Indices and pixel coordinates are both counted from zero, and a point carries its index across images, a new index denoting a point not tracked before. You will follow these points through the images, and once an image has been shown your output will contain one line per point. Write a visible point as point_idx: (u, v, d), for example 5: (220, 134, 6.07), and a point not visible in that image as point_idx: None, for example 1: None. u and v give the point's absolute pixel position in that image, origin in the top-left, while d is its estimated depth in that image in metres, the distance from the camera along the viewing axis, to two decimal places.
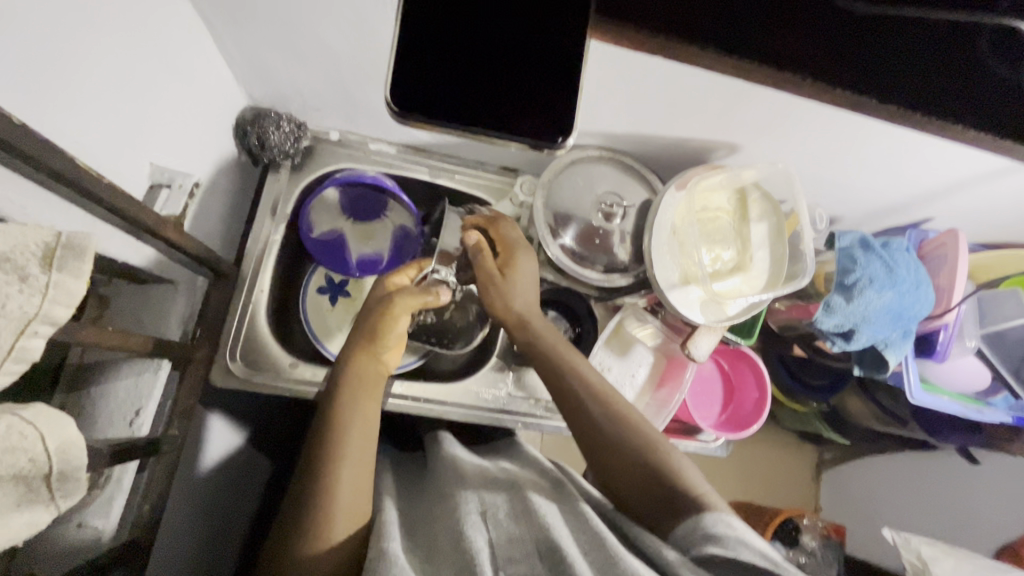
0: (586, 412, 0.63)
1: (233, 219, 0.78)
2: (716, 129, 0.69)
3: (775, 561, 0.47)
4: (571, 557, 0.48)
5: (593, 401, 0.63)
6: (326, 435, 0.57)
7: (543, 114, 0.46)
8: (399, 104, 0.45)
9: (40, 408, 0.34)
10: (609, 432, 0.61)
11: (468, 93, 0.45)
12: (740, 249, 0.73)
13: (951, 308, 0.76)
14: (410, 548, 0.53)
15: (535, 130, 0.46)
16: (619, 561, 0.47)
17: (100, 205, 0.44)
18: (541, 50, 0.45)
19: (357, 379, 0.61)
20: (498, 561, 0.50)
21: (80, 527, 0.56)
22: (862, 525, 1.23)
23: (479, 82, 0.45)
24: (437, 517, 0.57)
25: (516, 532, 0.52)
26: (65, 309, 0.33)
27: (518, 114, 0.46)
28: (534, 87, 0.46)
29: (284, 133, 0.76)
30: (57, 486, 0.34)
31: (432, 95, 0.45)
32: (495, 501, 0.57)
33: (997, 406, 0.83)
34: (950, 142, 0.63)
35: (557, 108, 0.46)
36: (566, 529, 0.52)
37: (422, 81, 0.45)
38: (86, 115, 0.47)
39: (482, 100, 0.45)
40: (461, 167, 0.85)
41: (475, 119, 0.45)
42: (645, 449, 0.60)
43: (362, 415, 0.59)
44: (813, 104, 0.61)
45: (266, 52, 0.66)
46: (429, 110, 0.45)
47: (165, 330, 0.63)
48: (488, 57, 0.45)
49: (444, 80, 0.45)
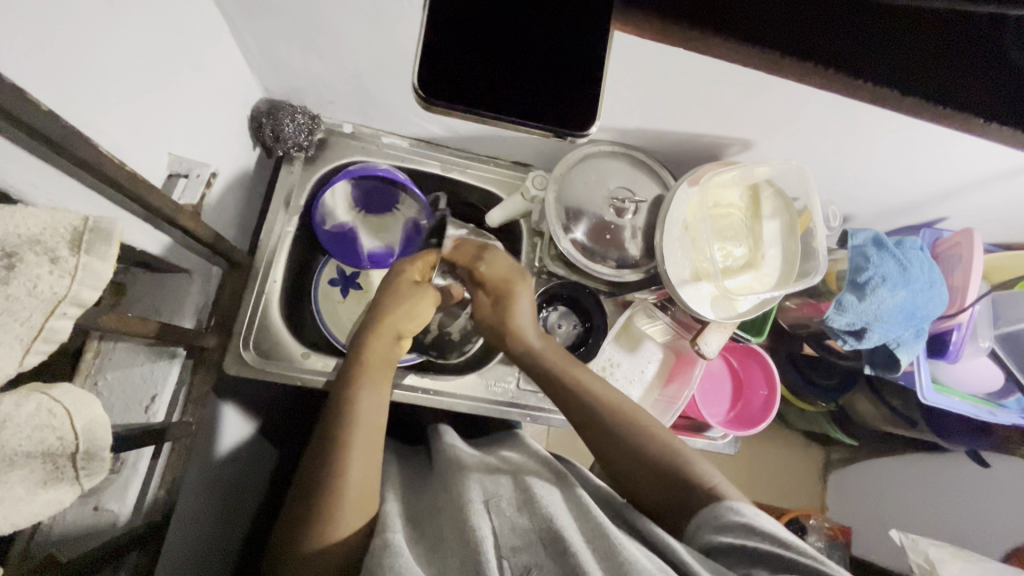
0: (601, 418, 0.63)
1: (247, 210, 0.78)
2: (729, 125, 0.69)
3: (789, 545, 0.48)
4: (574, 546, 0.48)
5: (607, 412, 0.63)
6: (336, 427, 0.58)
7: (562, 102, 0.46)
8: (426, 91, 0.45)
9: (66, 388, 0.35)
10: (608, 424, 0.63)
11: (490, 82, 0.46)
12: (751, 246, 0.73)
13: (965, 308, 0.75)
14: (416, 540, 0.54)
15: (558, 120, 0.47)
16: (622, 550, 0.48)
17: (121, 191, 0.44)
18: (551, 44, 0.45)
19: (372, 362, 0.63)
20: (501, 549, 0.50)
21: (96, 509, 0.57)
22: (870, 526, 1.23)
23: (502, 72, 0.46)
24: (441, 509, 0.57)
25: (519, 521, 0.53)
26: (93, 291, 0.33)
27: (539, 101, 0.46)
28: (548, 76, 0.46)
29: (298, 126, 0.76)
30: (81, 466, 0.35)
31: (455, 82, 0.45)
32: (498, 492, 0.57)
33: (1009, 408, 0.82)
34: (972, 138, 0.62)
35: (571, 98, 0.46)
36: (569, 519, 0.53)
37: (446, 70, 0.45)
38: (109, 101, 0.48)
39: (508, 87, 0.46)
40: (473, 161, 0.84)
41: (496, 106, 0.46)
42: (642, 439, 0.62)
43: (379, 395, 0.61)
44: (832, 97, 0.60)
45: (283, 44, 0.66)
46: (453, 99, 0.46)
47: (180, 319, 0.64)
48: (506, 46, 0.45)
49: (467, 69, 0.45)
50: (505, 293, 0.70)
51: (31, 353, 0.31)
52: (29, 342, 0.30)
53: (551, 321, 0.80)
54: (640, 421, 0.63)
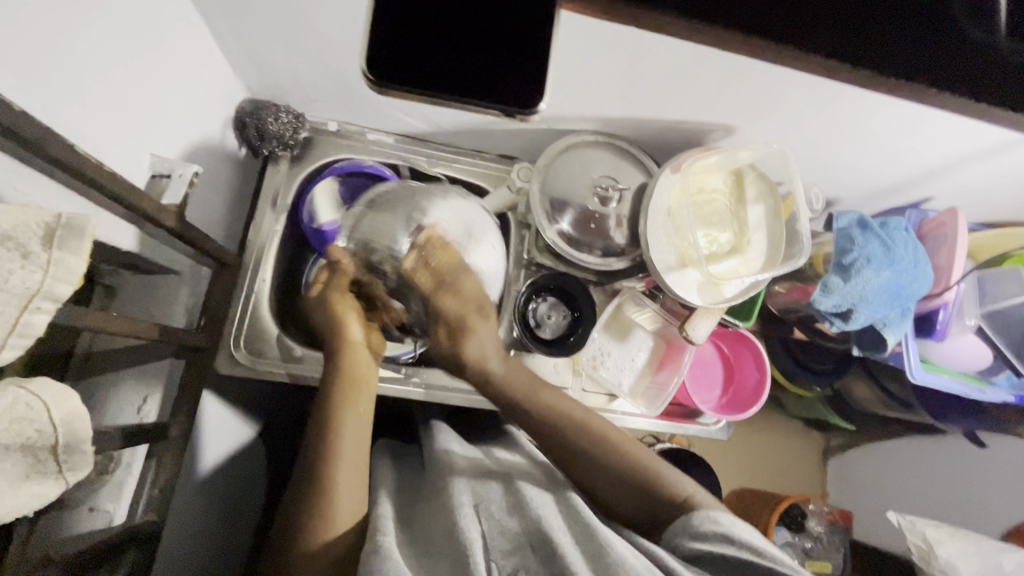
0: (587, 452, 0.62)
1: (234, 210, 0.79)
2: (710, 111, 0.69)
3: (764, 555, 0.50)
4: (562, 548, 0.49)
5: (592, 445, 0.62)
6: (327, 433, 0.59)
7: (505, 82, 0.48)
8: (375, 73, 0.47)
9: (47, 382, 0.36)
10: (586, 450, 0.62)
11: (433, 62, 0.47)
12: (736, 232, 0.73)
13: (951, 286, 0.76)
14: (406, 540, 0.54)
15: (500, 101, 0.48)
16: (610, 551, 0.49)
17: (99, 191, 0.45)
18: (494, 26, 0.47)
19: (347, 385, 0.62)
20: (491, 553, 0.51)
21: (91, 511, 0.58)
22: (869, 510, 1.23)
23: (452, 60, 0.47)
24: (431, 510, 0.57)
25: (509, 525, 0.54)
26: (67, 286, 0.34)
27: (482, 82, 0.48)
28: (490, 55, 0.47)
29: (283, 124, 0.76)
30: (63, 459, 0.35)
31: (403, 64, 0.48)
32: (489, 495, 0.57)
33: (999, 386, 0.83)
34: (951, 112, 0.62)
35: (514, 77, 0.48)
36: (559, 521, 0.53)
37: (394, 52, 0.48)
38: (83, 102, 0.47)
39: (454, 68, 0.47)
40: (458, 155, 0.84)
41: (440, 85, 0.48)
42: (619, 459, 0.61)
43: (361, 416, 0.61)
44: (809, 77, 0.60)
45: (261, 42, 0.67)
46: (400, 80, 0.48)
47: (171, 319, 0.65)
48: (451, 32, 0.47)
49: (413, 52, 0.48)
50: (467, 322, 0.65)
51: (5, 347, 0.31)
52: (5, 336, 0.31)
53: (541, 312, 0.78)
54: (624, 447, 0.62)
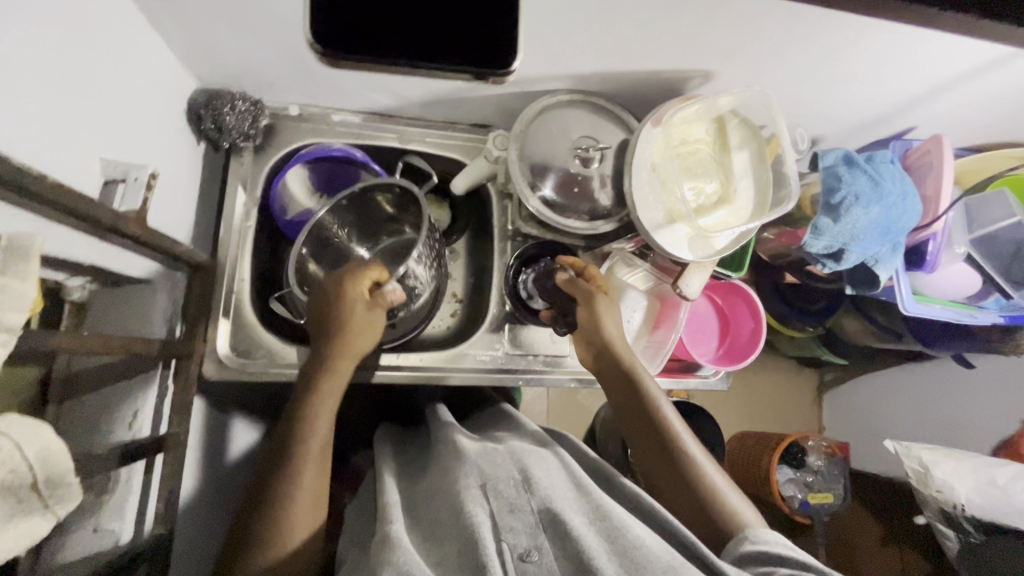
0: (669, 457, 0.64)
1: (201, 209, 0.75)
2: (688, 57, 0.66)
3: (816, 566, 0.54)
4: (575, 529, 0.50)
5: (677, 451, 0.64)
6: (300, 437, 0.58)
7: (476, 42, 0.47)
8: (324, 44, 0.44)
9: (16, 419, 0.34)
10: (670, 455, 0.63)
11: (388, 28, 0.45)
12: (723, 181, 0.72)
13: (939, 217, 0.75)
14: (414, 526, 0.55)
15: (473, 60, 0.47)
16: (626, 533, 0.51)
17: (49, 207, 0.42)
18: None
19: (330, 390, 0.61)
20: (499, 532, 0.51)
21: (96, 532, 0.57)
22: (864, 440, 1.27)
23: (410, 24, 0.45)
24: (436, 493, 0.57)
25: (518, 501, 0.53)
26: (21, 314, 0.32)
27: (448, 40, 0.46)
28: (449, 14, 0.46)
29: (240, 114, 0.72)
30: (47, 494, 0.34)
31: (355, 31, 0.45)
32: (496, 473, 0.56)
33: (989, 309, 0.84)
34: (935, 33, 0.59)
35: (482, 34, 0.46)
36: (571, 499, 0.54)
37: (343, 20, 0.45)
38: (19, 113, 0.44)
39: (414, 31, 0.45)
40: (430, 129, 0.81)
41: (400, 49, 0.45)
42: (694, 477, 0.62)
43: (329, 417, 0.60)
44: (787, 10, 0.57)
45: (206, 27, 0.62)
46: (356, 48, 0.45)
47: (151, 329, 0.63)
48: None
49: (364, 19, 0.45)
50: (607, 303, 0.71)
51: None
52: None
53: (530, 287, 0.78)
54: (700, 467, 0.63)
